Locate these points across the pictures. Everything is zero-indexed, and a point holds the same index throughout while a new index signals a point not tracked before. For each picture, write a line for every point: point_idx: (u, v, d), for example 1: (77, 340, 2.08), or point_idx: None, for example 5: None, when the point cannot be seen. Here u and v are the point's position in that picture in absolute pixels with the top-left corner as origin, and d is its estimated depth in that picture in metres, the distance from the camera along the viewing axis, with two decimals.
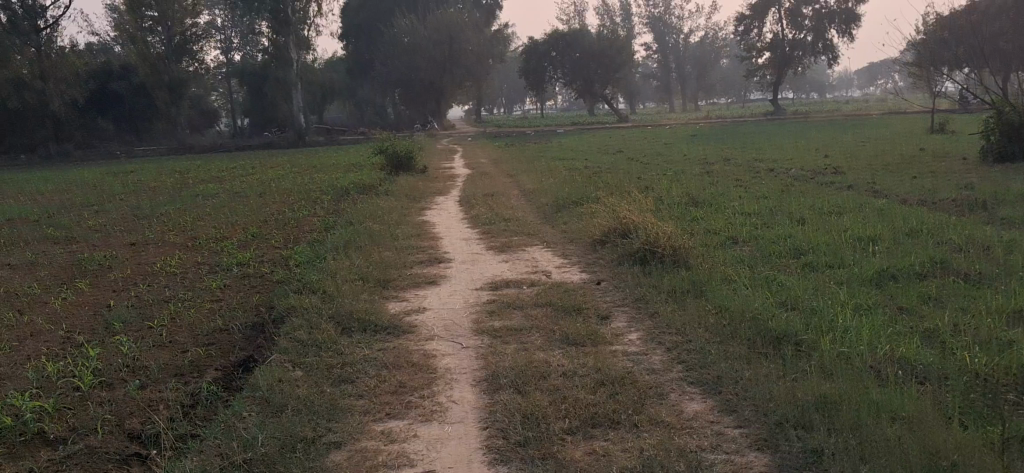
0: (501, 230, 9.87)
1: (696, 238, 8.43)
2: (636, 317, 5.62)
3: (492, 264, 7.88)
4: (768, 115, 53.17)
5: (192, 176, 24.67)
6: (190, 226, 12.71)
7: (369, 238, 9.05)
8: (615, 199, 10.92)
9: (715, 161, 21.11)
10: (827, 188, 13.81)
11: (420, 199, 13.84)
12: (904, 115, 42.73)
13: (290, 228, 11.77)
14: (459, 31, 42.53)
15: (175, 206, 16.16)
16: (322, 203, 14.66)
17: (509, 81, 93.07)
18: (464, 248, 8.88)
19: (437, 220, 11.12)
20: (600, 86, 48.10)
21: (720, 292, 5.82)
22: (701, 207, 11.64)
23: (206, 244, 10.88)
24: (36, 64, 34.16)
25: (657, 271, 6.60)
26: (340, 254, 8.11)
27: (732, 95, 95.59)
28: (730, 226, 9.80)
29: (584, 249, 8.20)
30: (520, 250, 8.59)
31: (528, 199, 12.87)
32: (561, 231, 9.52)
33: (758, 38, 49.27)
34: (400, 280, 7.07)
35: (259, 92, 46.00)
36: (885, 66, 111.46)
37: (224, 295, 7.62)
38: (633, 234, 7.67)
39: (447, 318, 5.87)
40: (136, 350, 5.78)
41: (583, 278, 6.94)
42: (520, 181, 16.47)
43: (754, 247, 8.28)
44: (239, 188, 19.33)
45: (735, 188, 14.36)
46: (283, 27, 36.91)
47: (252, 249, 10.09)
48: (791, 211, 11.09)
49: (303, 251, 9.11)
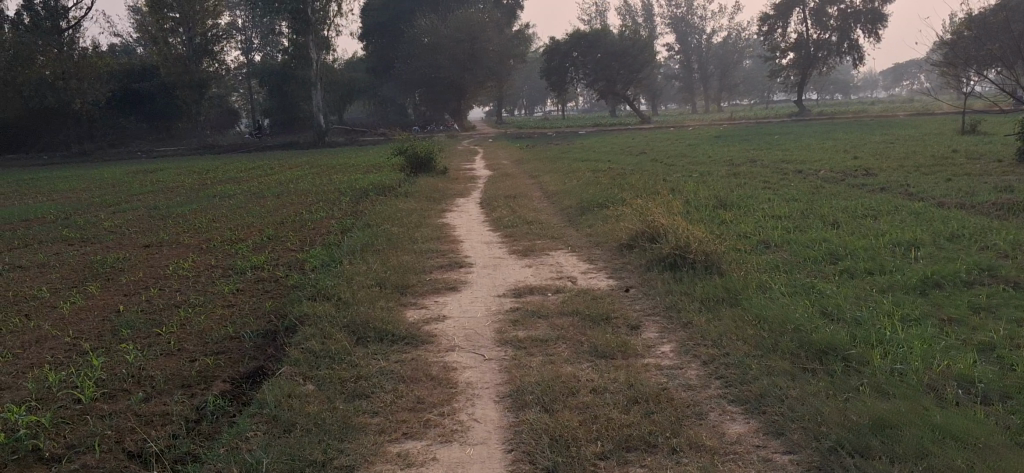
0: (523, 232, 9.59)
1: (727, 242, 8.11)
2: (668, 327, 5.31)
3: (515, 268, 7.60)
4: (792, 116, 52.59)
5: (211, 176, 24.52)
6: (206, 227, 12.49)
7: (387, 241, 8.77)
8: (641, 201, 10.60)
9: (741, 162, 20.76)
10: (858, 190, 13.45)
11: (441, 200, 13.57)
12: (932, 116, 42.10)
13: (307, 230, 11.53)
14: (481, 31, 42.05)
15: (192, 206, 15.95)
16: (340, 204, 14.41)
17: (530, 81, 92.80)
18: (486, 252, 8.59)
19: (457, 223, 10.85)
20: (623, 87, 47.71)
21: (756, 300, 5.51)
22: (728, 209, 11.32)
23: (222, 246, 10.64)
24: (59, 64, 34.06)
25: (687, 277, 6.30)
26: (358, 258, 7.85)
27: (754, 96, 94.96)
28: (760, 229, 9.48)
29: (610, 253, 7.90)
30: (544, 253, 8.31)
31: (551, 201, 12.59)
32: (585, 234, 9.24)
33: (783, 38, 48.76)
34: (418, 286, 6.79)
35: (280, 92, 45.88)
36: (911, 67, 110.41)
37: (237, 301, 7.36)
38: (662, 239, 7.37)
39: (469, 327, 5.58)
40: (142, 358, 5.51)
41: (610, 285, 6.64)
42: (542, 182, 16.18)
43: (787, 251, 7.97)
44: (258, 189, 19.12)
45: (762, 189, 14.04)
46: (303, 26, 36.64)
47: (268, 252, 9.84)
48: (823, 214, 10.75)
49: (319, 254, 8.84)
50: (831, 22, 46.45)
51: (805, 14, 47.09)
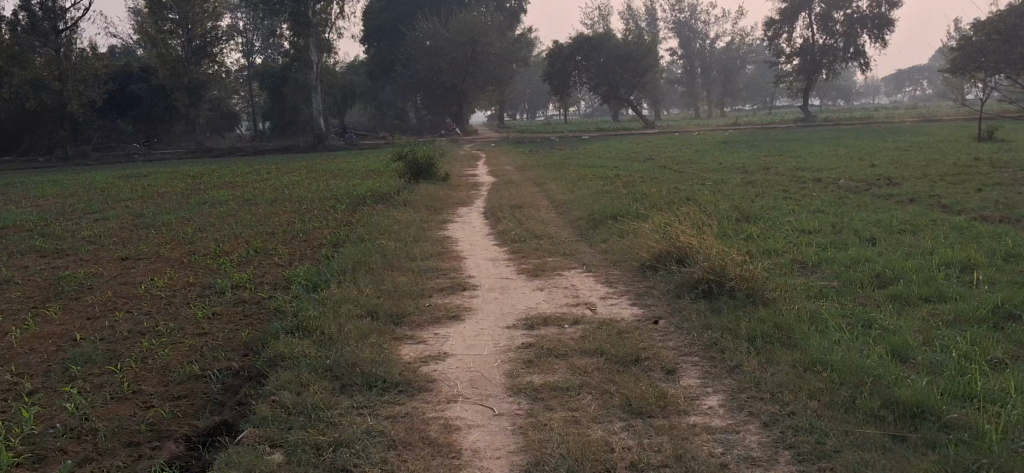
0: (532, 248, 8.74)
1: (761, 261, 7.27)
2: (714, 373, 4.46)
3: (526, 292, 6.74)
4: (798, 121, 51.72)
5: (205, 181, 23.67)
6: (191, 238, 11.66)
7: (382, 259, 7.92)
8: (659, 215, 9.78)
9: (753, 169, 19.93)
10: (886, 201, 12.58)
11: (442, 211, 12.68)
12: (942, 122, 41.16)
13: (298, 243, 10.66)
14: (482, 35, 41.29)
15: (179, 214, 15.12)
16: (335, 213, 13.54)
17: (532, 85, 91.84)
18: (491, 270, 7.75)
19: (458, 236, 9.99)
20: (626, 92, 46.82)
21: (817, 342, 4.66)
22: (752, 223, 10.45)
23: (203, 260, 9.76)
24: (54, 66, 33.08)
25: (727, 309, 5.43)
26: (350, 279, 6.98)
27: (757, 101, 94.21)
28: (792, 247, 8.64)
29: (631, 274, 7.06)
30: (556, 273, 7.45)
31: (561, 212, 11.73)
32: (602, 251, 8.39)
33: (788, 43, 47.86)
34: (415, 314, 5.91)
35: (279, 95, 45.07)
36: (915, 71, 109.54)
37: (211, 329, 6.47)
38: (693, 260, 6.52)
39: (477, 370, 4.72)
40: (88, 405, 4.62)
41: (635, 314, 5.77)
42: (548, 190, 15.34)
43: (830, 274, 7.11)
44: (252, 195, 18.26)
45: (785, 200, 13.23)
46: (303, 28, 35.71)
47: (251, 268, 8.99)
48: (855, 228, 9.89)
49: (307, 273, 7.99)
50: (839, 27, 45.60)
51: (812, 18, 46.20)
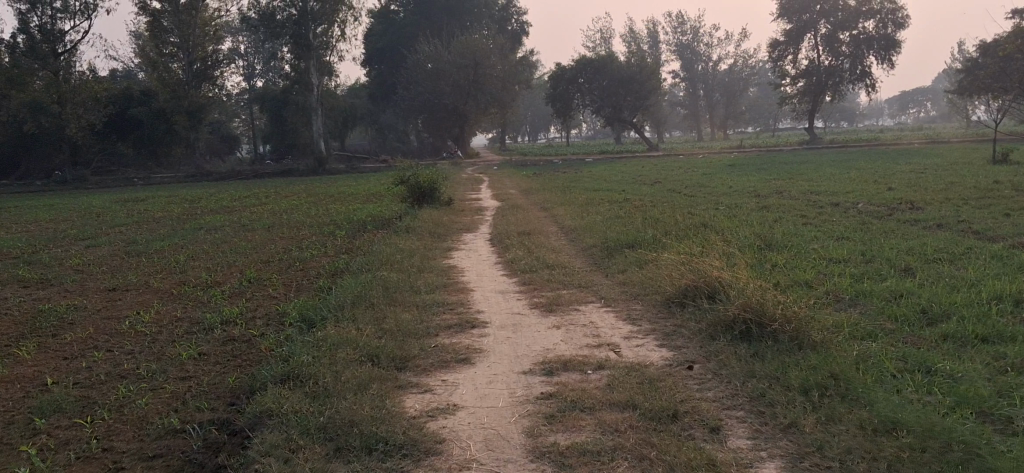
0: (546, 279, 8.17)
1: (794, 296, 6.71)
2: (768, 433, 3.88)
3: (541, 331, 6.16)
4: (804, 143, 51.22)
5: (203, 206, 23.14)
6: (183, 267, 11.11)
7: (384, 292, 7.37)
8: (679, 244, 9.24)
9: (764, 192, 19.39)
10: (911, 227, 12.00)
11: (446, 238, 12.12)
12: (950, 144, 40.57)
13: (294, 273, 10.08)
14: (484, 57, 40.91)
15: (173, 241, 14.58)
16: (334, 240, 12.97)
17: (535, 107, 91.50)
18: (501, 304, 7.20)
19: (465, 265, 9.46)
20: (630, 114, 46.39)
21: (881, 397, 4.08)
22: (775, 251, 9.88)
23: (193, 292, 9.18)
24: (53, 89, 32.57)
25: (773, 354, 4.85)
26: (349, 317, 6.40)
27: (760, 124, 93.85)
28: (823, 279, 8.07)
29: (655, 311, 6.50)
30: (573, 309, 6.87)
31: (572, 239, 11.18)
32: (620, 283, 7.82)
33: (793, 64, 47.36)
34: (421, 357, 5.32)
35: (280, 118, 44.63)
36: (918, 93, 109.08)
37: (196, 371, 5.87)
38: (727, 297, 5.97)
39: (492, 427, 4.12)
40: (45, 469, 4.03)
41: (665, 358, 5.20)
42: (556, 215, 14.78)
43: (870, 310, 6.53)
44: (249, 221, 17.72)
45: (804, 225, 12.71)
46: (305, 51, 35.36)
47: (244, 301, 8.43)
48: (884, 258, 9.31)
49: (302, 308, 7.42)
50: (844, 48, 45.17)
51: (817, 39, 45.73)
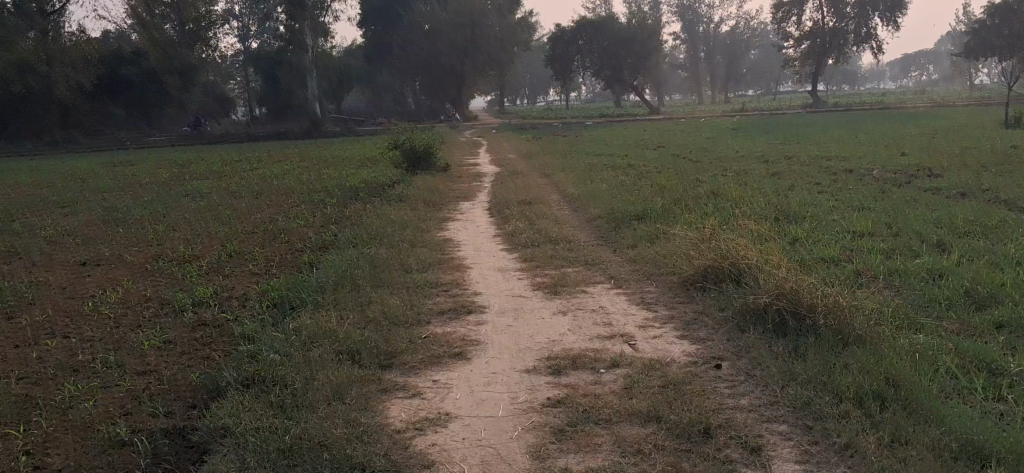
0: (549, 255, 7.51)
1: (825, 277, 6.05)
2: (820, 457, 3.24)
3: (545, 317, 5.51)
4: (807, 106, 50.33)
5: (194, 170, 22.43)
6: (162, 238, 10.46)
7: (373, 271, 6.72)
8: (690, 217, 8.59)
9: (773, 157, 18.68)
10: (933, 196, 11.31)
11: (442, 207, 11.45)
12: (956, 107, 39.73)
13: (278, 245, 9.43)
14: (482, 17, 40.04)
15: (155, 208, 13.90)
16: (324, 209, 12.31)
17: (534, 69, 90.41)
18: (501, 284, 6.54)
19: (461, 238, 8.81)
20: (630, 76, 45.53)
21: (952, 414, 3.44)
22: (795, 223, 9.21)
23: (169, 268, 8.52)
24: (41, 49, 31.82)
25: (816, 354, 4.20)
26: (331, 303, 5.75)
27: (762, 86, 92.75)
28: (851, 255, 7.41)
29: (672, 294, 5.86)
30: (580, 291, 6.22)
31: (575, 208, 10.51)
32: (629, 260, 7.16)
33: (797, 26, 46.30)
34: (408, 353, 4.67)
35: (275, 80, 43.75)
36: (921, 55, 107.82)
37: (157, 365, 5.22)
38: (754, 282, 5.32)
39: (490, 445, 3.48)
40: None
41: (688, 354, 4.55)
42: (557, 182, 14.12)
43: (910, 292, 5.88)
44: (237, 187, 17.03)
45: (820, 193, 12.02)
46: (299, 11, 34.41)
47: (221, 278, 7.79)
48: (912, 230, 8.65)
49: (282, 289, 6.78)
50: (849, 10, 44.16)
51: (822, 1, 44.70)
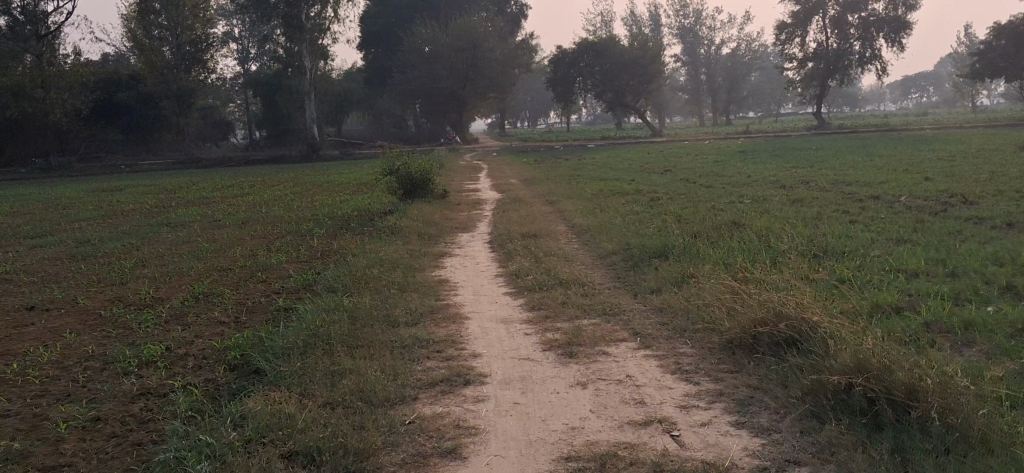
0: (560, 303, 6.43)
1: (890, 336, 5.00)
2: None
3: (559, 392, 4.43)
4: (813, 128, 49.40)
5: (182, 196, 21.45)
6: (125, 277, 9.38)
7: (350, 326, 5.65)
8: (716, 259, 7.54)
9: (789, 183, 17.62)
10: (978, 227, 10.27)
11: (437, 240, 10.40)
12: (964, 130, 38.72)
13: (251, 286, 8.35)
14: (483, 39, 39.05)
15: (130, 240, 12.87)
16: (309, 241, 11.26)
17: (534, 91, 89.49)
18: (501, 342, 5.47)
19: (458, 278, 7.76)
20: (633, 98, 44.60)
21: None
22: (835, 259, 8.17)
23: (124, 315, 7.43)
24: (36, 71, 30.65)
25: (931, 463, 3.12)
26: (294, 374, 4.67)
27: (763, 108, 92.02)
28: (912, 301, 6.33)
29: (714, 359, 4.78)
30: (599, 353, 5.11)
31: (586, 244, 9.44)
32: (656, 311, 6.07)
33: (801, 47, 45.27)
34: (385, 452, 3.59)
35: (272, 102, 42.81)
36: (923, 78, 107.08)
37: (72, 456, 4.13)
38: (825, 350, 4.26)
39: None
40: None
41: (751, 455, 3.48)
42: (565, 211, 13.05)
43: (1006, 352, 4.79)
44: (223, 215, 15.97)
45: (851, 223, 10.99)
46: (296, 33, 33.33)
47: (177, 331, 6.69)
48: (970, 269, 7.59)
49: (245, 348, 5.69)
50: (852, 31, 43.31)
51: (826, 21, 43.69)
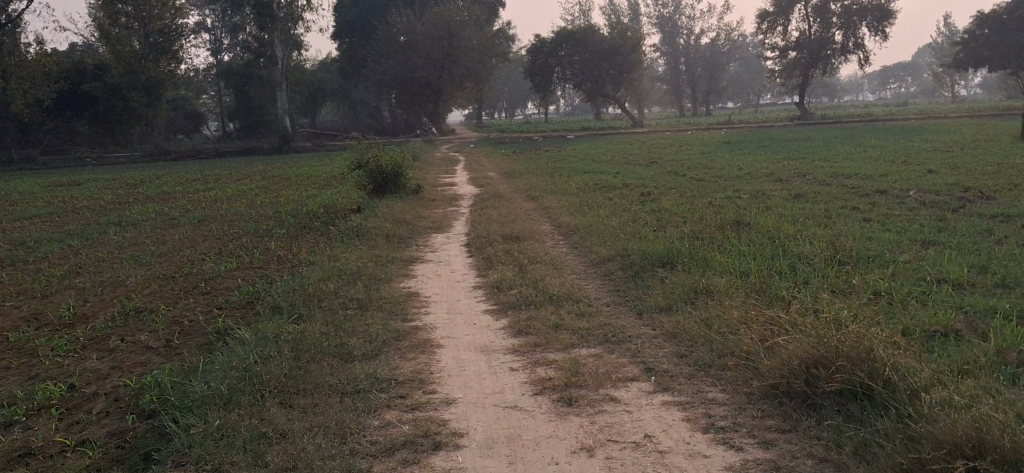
0: (552, 326, 5.33)
1: (970, 377, 3.94)
2: None
3: (558, 462, 3.35)
4: (795, 118, 48.52)
5: (144, 191, 20.23)
6: (49, 289, 8.17)
7: (291, 364, 4.54)
8: (730, 269, 6.46)
9: (783, 176, 16.56)
10: (1004, 225, 9.30)
11: (406, 242, 9.32)
12: (949, 120, 37.81)
13: (191, 299, 7.21)
14: (460, 27, 37.93)
15: (71, 242, 11.67)
16: (266, 244, 10.12)
17: (511, 81, 88.17)
18: (479, 382, 4.36)
19: (429, 290, 6.67)
20: (612, 88, 43.57)
21: None
22: (863, 265, 7.13)
23: (36, 339, 6.27)
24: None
25: None
26: (210, 439, 3.58)
27: (743, 98, 91.10)
28: (970, 320, 5.29)
29: (757, 414, 3.69)
30: (606, 399, 4.02)
31: (576, 247, 8.36)
32: (670, 336, 4.98)
33: (783, 36, 44.25)
34: None
35: (243, 93, 41.48)
36: (902, 67, 106.45)
37: None
38: (915, 412, 3.20)
39: None
40: None
41: None
42: (549, 208, 11.96)
43: None
44: (180, 213, 14.74)
45: (864, 221, 9.98)
46: (268, 22, 31.98)
47: (91, 362, 5.54)
48: (1017, 275, 6.58)
49: (164, 388, 4.56)
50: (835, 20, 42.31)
51: (808, 10, 42.71)
